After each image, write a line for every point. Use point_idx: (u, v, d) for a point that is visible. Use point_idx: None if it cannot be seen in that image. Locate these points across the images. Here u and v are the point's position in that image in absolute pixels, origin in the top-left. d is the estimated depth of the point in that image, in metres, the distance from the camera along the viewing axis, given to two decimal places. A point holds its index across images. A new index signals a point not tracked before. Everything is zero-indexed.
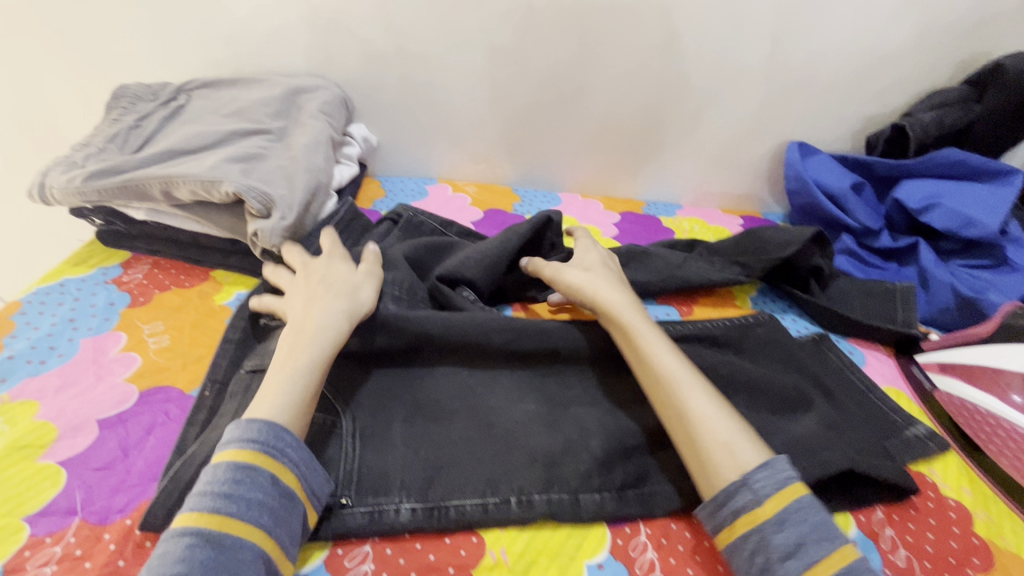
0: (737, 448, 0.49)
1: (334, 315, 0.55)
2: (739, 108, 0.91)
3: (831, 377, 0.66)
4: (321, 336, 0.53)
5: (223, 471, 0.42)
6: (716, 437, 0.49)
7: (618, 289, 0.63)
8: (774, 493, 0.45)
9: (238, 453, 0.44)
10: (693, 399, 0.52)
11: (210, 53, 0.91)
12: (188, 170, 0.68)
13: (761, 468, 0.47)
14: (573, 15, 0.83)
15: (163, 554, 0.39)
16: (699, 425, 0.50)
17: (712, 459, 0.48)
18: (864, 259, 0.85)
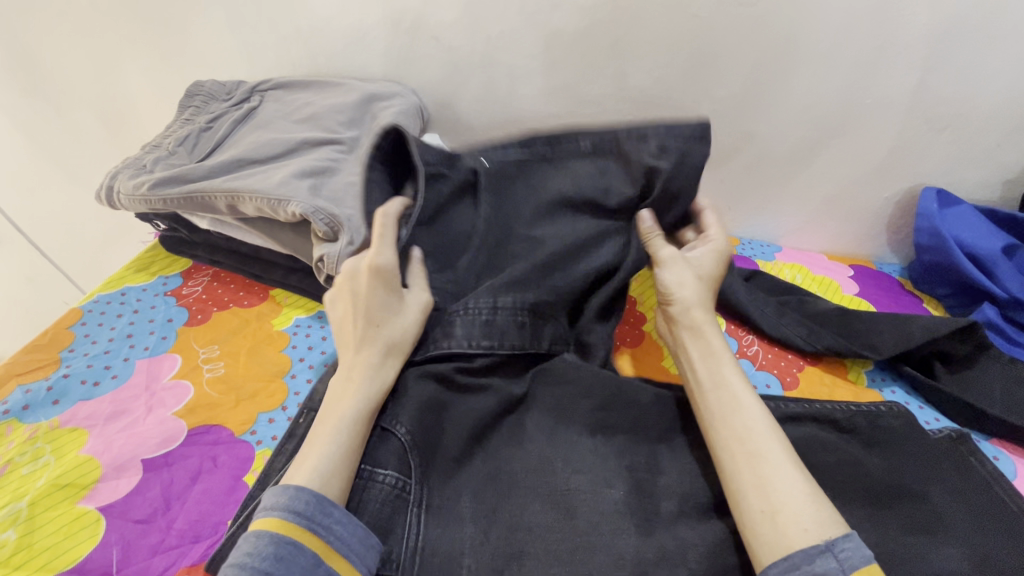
0: (815, 500, 0.41)
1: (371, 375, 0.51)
2: (866, 145, 0.79)
3: (976, 491, 0.54)
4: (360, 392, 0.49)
5: (267, 542, 0.39)
6: (794, 484, 0.41)
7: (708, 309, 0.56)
8: (863, 565, 0.37)
9: (284, 522, 0.40)
10: (772, 443, 0.44)
11: (286, 52, 0.87)
12: (257, 185, 0.64)
13: (846, 537, 0.38)
14: (685, 31, 0.72)
15: None
16: (773, 473, 0.42)
17: (780, 514, 0.40)
18: (1010, 335, 0.71)
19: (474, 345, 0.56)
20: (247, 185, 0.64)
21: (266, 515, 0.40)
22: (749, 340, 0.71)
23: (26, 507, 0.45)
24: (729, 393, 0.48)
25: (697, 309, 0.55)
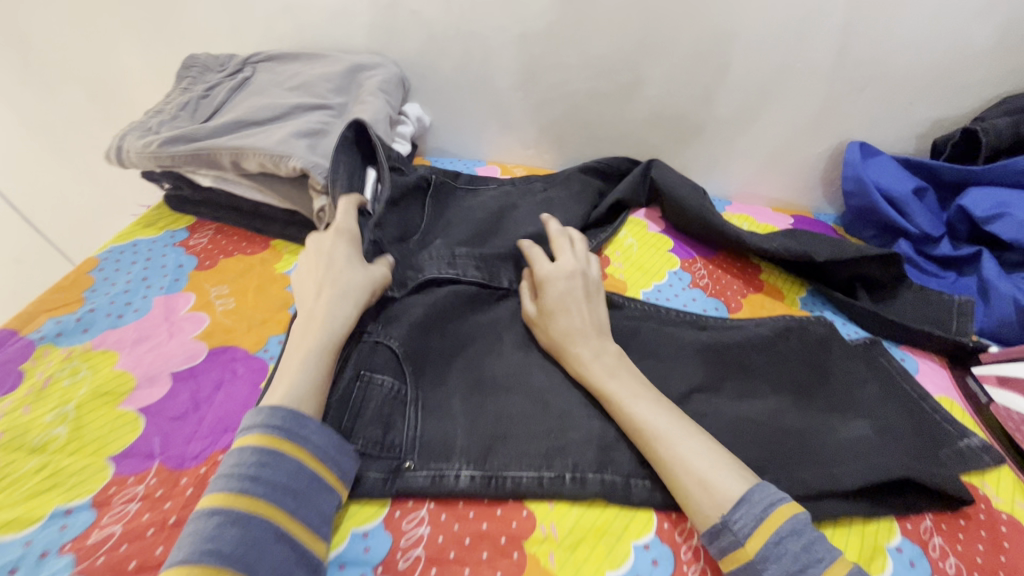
0: (713, 480, 0.47)
1: (343, 309, 0.56)
2: (799, 106, 0.89)
3: (884, 383, 0.65)
4: (331, 327, 0.54)
5: (250, 454, 0.43)
6: (691, 475, 0.47)
7: (582, 331, 0.59)
8: (755, 530, 0.43)
9: (264, 438, 0.44)
10: (664, 447, 0.50)
11: (274, 27, 0.93)
12: (258, 143, 0.71)
13: (737, 505, 0.45)
14: (636, 3, 0.82)
15: (194, 532, 0.39)
16: (680, 470, 0.48)
17: (694, 503, 0.47)
18: (921, 267, 0.83)
19: (442, 271, 0.68)
20: (250, 141, 0.71)
21: (247, 432, 0.44)
22: (701, 273, 0.80)
23: (73, 410, 0.52)
24: (626, 408, 0.53)
25: (572, 336, 0.59)
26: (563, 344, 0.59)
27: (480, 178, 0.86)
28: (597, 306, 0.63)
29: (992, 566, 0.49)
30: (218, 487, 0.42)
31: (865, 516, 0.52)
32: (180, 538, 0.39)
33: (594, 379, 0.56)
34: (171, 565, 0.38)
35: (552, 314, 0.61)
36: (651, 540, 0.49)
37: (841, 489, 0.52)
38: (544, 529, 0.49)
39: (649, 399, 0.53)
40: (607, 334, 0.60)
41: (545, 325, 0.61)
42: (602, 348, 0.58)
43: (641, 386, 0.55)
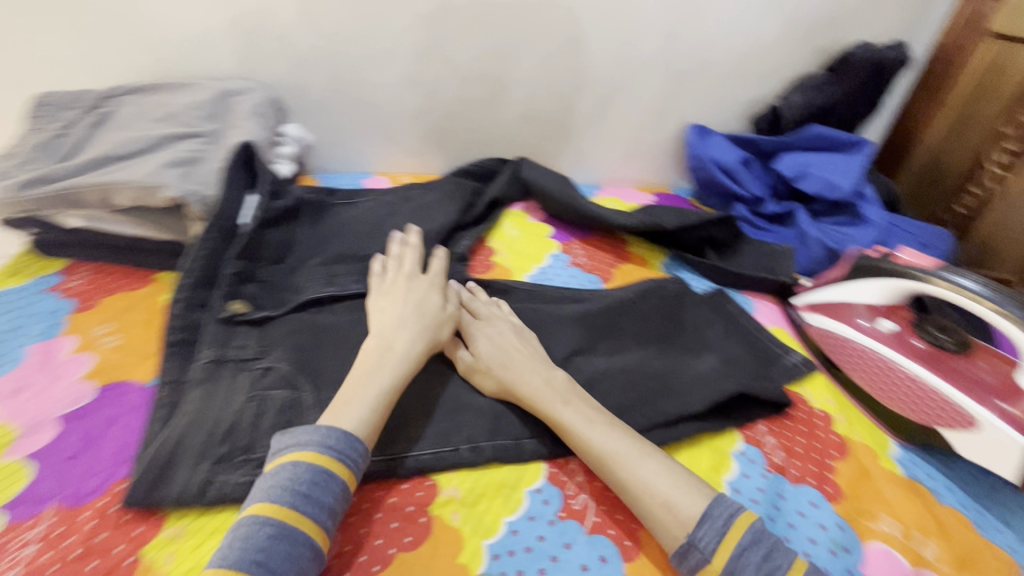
0: (675, 500, 0.51)
1: (414, 342, 0.60)
2: (643, 98, 1.03)
3: (728, 323, 0.77)
4: (405, 361, 0.58)
5: (300, 473, 0.47)
6: (654, 496, 0.52)
7: (529, 368, 0.61)
8: (718, 546, 0.48)
9: (313, 458, 0.48)
10: (625, 471, 0.54)
11: (130, 59, 0.90)
12: (126, 177, 0.70)
13: (699, 524, 0.49)
14: (489, 18, 0.91)
15: (243, 537, 0.43)
16: (643, 492, 0.52)
17: (661, 525, 0.51)
18: (757, 224, 1.03)
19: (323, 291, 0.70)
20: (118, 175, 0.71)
21: (303, 448, 0.48)
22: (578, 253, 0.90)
23: None
24: (585, 437, 0.56)
25: (517, 377, 0.61)
26: (513, 387, 0.60)
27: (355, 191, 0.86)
28: (531, 343, 0.65)
29: (810, 452, 0.63)
30: (272, 498, 0.45)
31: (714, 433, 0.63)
32: (229, 542, 0.43)
33: (550, 411, 0.58)
34: (217, 571, 0.41)
35: (493, 363, 0.62)
36: (543, 485, 0.57)
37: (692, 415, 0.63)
38: (446, 494, 0.55)
39: (604, 426, 0.56)
40: (552, 366, 0.62)
41: (486, 373, 0.62)
42: (552, 380, 0.60)
43: (597, 413, 0.58)
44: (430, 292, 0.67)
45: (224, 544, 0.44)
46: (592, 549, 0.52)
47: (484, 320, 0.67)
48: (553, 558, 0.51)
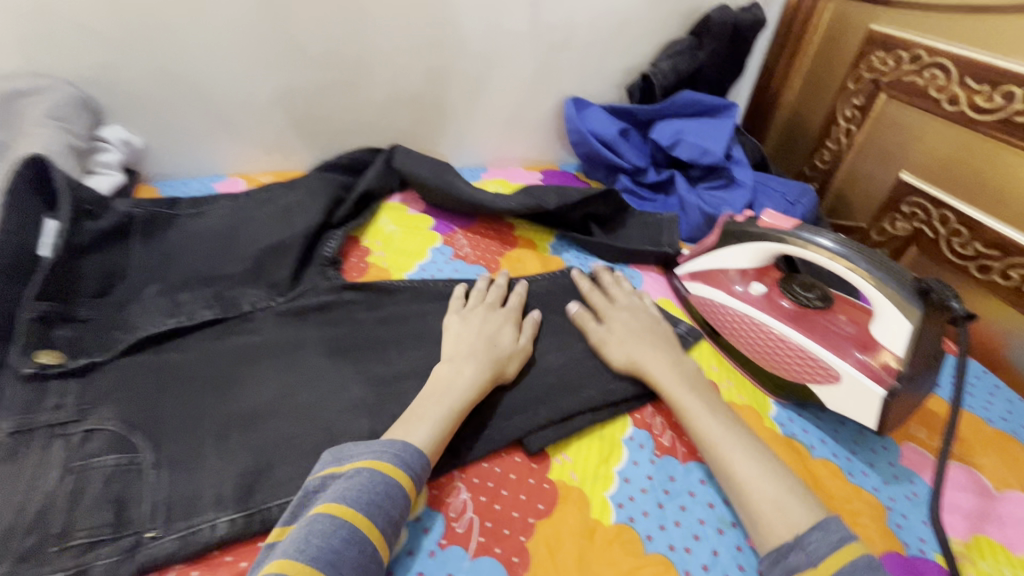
0: (788, 506, 0.42)
1: (665, 361, 0.54)
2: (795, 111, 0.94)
3: None
4: (660, 366, 0.54)
5: (411, 466, 0.41)
6: (766, 495, 0.43)
7: (657, 349, 0.56)
8: (829, 554, 0.38)
9: (418, 479, 0.41)
10: (735, 465, 0.45)
11: (217, 105, 0.81)
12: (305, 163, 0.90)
13: (811, 527, 0.40)
14: (634, 26, 0.90)
15: (385, 458, 0.41)
16: (747, 494, 0.44)
17: (763, 521, 0.42)
18: None
19: None
20: (305, 152, 0.89)
21: None
22: None
23: None
24: (694, 421, 0.49)
25: (647, 356, 0.55)
26: (638, 359, 0.54)
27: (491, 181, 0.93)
28: (671, 353, 0.56)
29: None
30: (388, 462, 0.41)
31: (819, 430, 0.55)
32: (362, 456, 0.41)
33: (670, 397, 0.51)
34: (330, 508, 0.37)
35: (618, 340, 0.57)
36: (634, 431, 0.53)
37: (776, 405, 0.58)
38: None
39: (727, 416, 0.49)
40: (677, 351, 0.57)
41: (618, 346, 0.56)
42: (681, 364, 0.55)
43: (717, 401, 0.51)
44: (637, 317, 0.60)
45: (363, 449, 0.41)
46: (654, 493, 0.48)
47: (620, 306, 0.62)
48: (619, 506, 0.46)
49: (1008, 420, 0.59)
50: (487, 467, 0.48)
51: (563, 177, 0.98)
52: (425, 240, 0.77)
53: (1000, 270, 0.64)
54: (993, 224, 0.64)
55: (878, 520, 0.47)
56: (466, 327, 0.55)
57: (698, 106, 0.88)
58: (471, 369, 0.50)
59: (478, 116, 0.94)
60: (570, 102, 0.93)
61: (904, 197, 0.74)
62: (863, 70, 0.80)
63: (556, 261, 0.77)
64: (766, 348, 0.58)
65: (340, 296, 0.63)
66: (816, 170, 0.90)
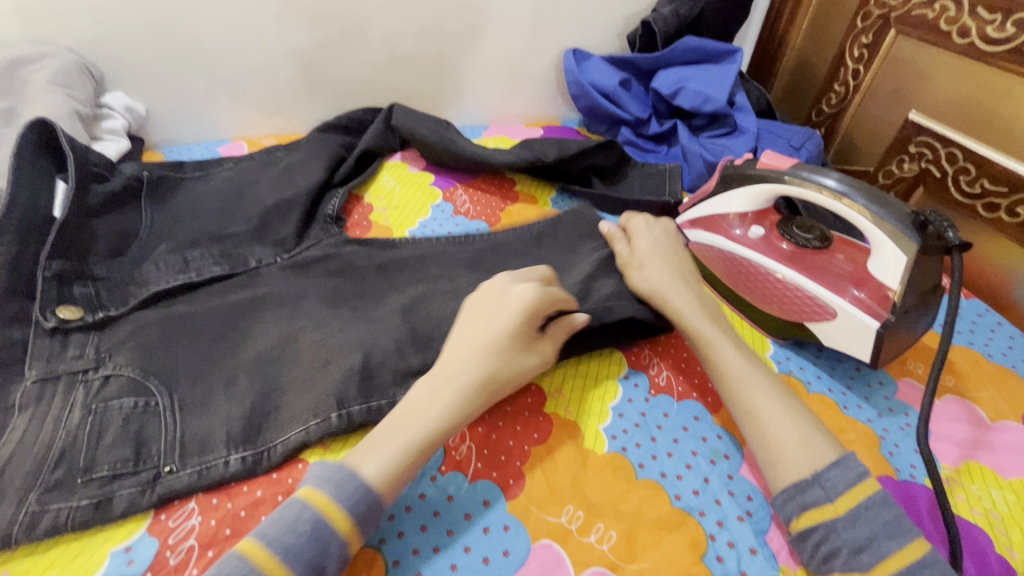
0: (808, 441, 0.42)
1: (687, 292, 0.54)
2: (803, 53, 0.91)
3: None
4: (680, 296, 0.53)
5: (348, 505, 0.37)
6: (787, 429, 0.43)
7: (677, 281, 0.55)
8: (847, 490, 0.39)
9: (357, 518, 0.37)
10: (761, 400, 0.45)
11: (215, 65, 0.81)
12: (307, 122, 0.91)
13: (833, 464, 0.41)
14: None
15: (322, 488, 0.37)
16: (768, 425, 0.44)
17: (780, 455, 0.42)
18: None
19: None
20: (306, 114, 0.90)
21: None
22: None
23: None
24: (720, 354, 0.48)
25: (668, 285, 0.54)
26: (656, 291, 0.54)
27: (493, 139, 0.93)
28: (694, 287, 0.55)
29: None
30: (326, 496, 0.37)
31: (814, 367, 0.56)
32: (298, 491, 0.37)
33: (694, 328, 0.51)
34: (251, 544, 0.35)
35: (647, 263, 0.57)
36: (629, 372, 0.54)
37: (774, 344, 0.59)
38: None
39: (748, 354, 0.49)
40: (704, 291, 0.56)
41: (642, 274, 0.56)
42: (704, 300, 0.54)
43: (742, 340, 0.51)
44: (662, 248, 0.59)
45: (303, 478, 0.38)
46: (647, 427, 0.50)
47: (658, 224, 0.62)
48: (613, 437, 0.49)
49: (1009, 355, 0.59)
50: None
51: (565, 131, 0.97)
52: (426, 197, 0.78)
53: (1006, 207, 0.63)
54: (1001, 159, 0.62)
55: (870, 447, 0.49)
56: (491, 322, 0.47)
57: (703, 54, 0.87)
58: (456, 388, 0.44)
59: (477, 72, 0.93)
60: (570, 53, 0.91)
61: (912, 137, 0.73)
62: (872, 7, 0.77)
63: (556, 214, 0.77)
64: (766, 291, 0.58)
65: (342, 250, 0.65)
66: (823, 115, 0.88)
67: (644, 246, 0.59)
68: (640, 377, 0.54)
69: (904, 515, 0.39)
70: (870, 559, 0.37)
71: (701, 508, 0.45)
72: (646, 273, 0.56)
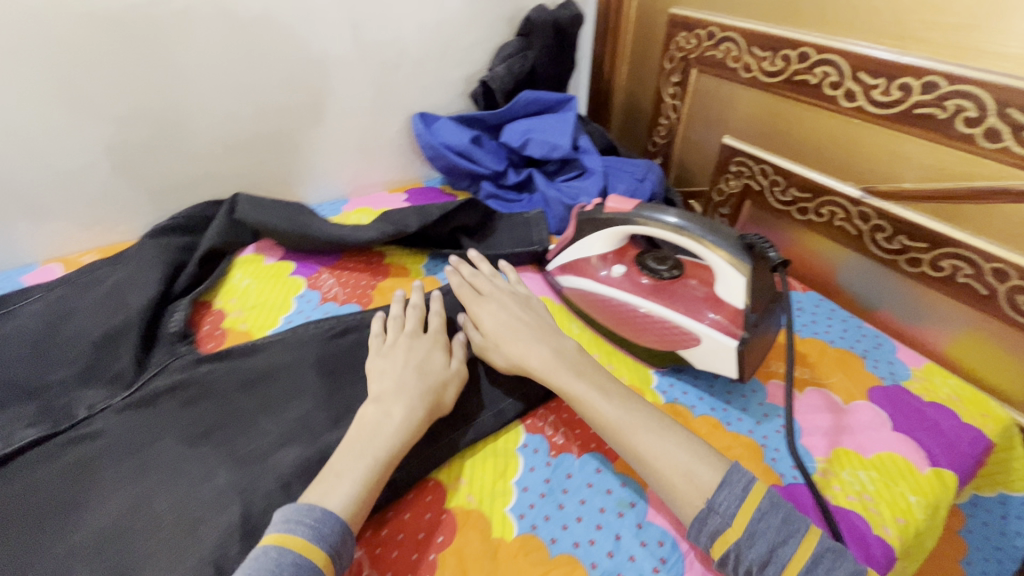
0: (695, 469, 0.44)
1: (539, 350, 0.53)
2: (629, 92, 1.00)
3: None
4: (534, 360, 0.53)
5: (326, 540, 0.39)
6: (672, 466, 0.44)
7: (534, 338, 0.55)
8: (739, 509, 0.41)
9: (334, 554, 0.39)
10: (640, 441, 0.46)
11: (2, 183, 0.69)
12: (136, 227, 0.81)
13: (720, 487, 0.42)
14: (459, 36, 0.91)
15: (287, 528, 0.39)
16: (655, 465, 0.45)
17: (676, 493, 0.43)
18: None
19: None
20: (132, 219, 0.80)
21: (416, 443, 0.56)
22: None
23: None
24: (588, 407, 0.49)
25: (525, 348, 0.54)
26: (516, 355, 0.54)
27: (356, 212, 0.89)
28: (547, 336, 0.55)
29: None
30: (300, 537, 0.38)
31: (696, 388, 0.59)
32: (263, 544, 0.38)
33: (559, 387, 0.51)
34: None
35: (500, 338, 0.55)
36: (527, 438, 0.53)
37: (658, 374, 0.61)
38: None
39: (618, 395, 0.50)
40: (560, 337, 0.56)
41: (498, 349, 0.55)
42: (561, 349, 0.54)
43: (608, 381, 0.51)
44: (503, 309, 0.58)
45: (270, 527, 0.40)
46: (553, 494, 0.48)
47: (490, 299, 0.60)
48: (520, 516, 0.46)
49: (845, 337, 0.67)
50: (380, 516, 0.46)
51: (430, 192, 0.96)
52: (287, 289, 0.72)
53: (814, 209, 0.72)
54: (800, 170, 0.72)
55: (755, 459, 0.52)
56: (391, 360, 0.52)
57: (542, 104, 0.91)
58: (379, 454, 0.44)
59: (324, 148, 0.89)
60: (418, 119, 0.91)
61: (730, 158, 0.82)
62: (673, 51, 0.86)
63: (431, 281, 0.75)
64: (638, 326, 0.61)
65: (192, 373, 0.57)
66: (657, 146, 0.97)
67: (487, 311, 0.58)
68: (539, 440, 0.53)
69: (792, 515, 0.42)
70: (776, 570, 0.39)
71: (617, 570, 0.43)
72: (499, 342, 0.55)
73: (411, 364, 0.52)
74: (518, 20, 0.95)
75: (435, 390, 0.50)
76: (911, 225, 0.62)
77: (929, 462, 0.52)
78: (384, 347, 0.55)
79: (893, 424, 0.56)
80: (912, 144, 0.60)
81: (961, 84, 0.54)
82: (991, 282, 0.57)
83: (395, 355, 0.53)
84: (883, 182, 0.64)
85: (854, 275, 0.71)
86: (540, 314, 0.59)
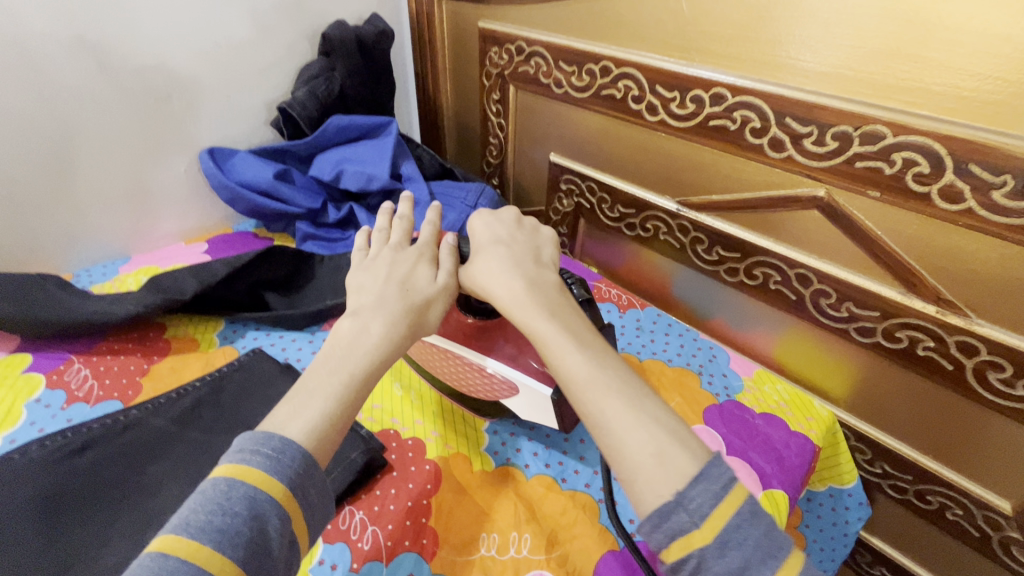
0: (668, 453, 0.33)
1: (505, 281, 0.43)
2: (456, 113, 0.94)
3: None
4: (505, 297, 0.43)
5: (286, 475, 0.32)
6: (643, 443, 0.33)
7: (510, 265, 0.45)
8: (714, 510, 0.31)
9: (298, 489, 0.32)
10: (607, 402, 0.35)
11: None
12: None
13: (695, 479, 0.32)
14: (248, 59, 0.78)
15: (250, 450, 0.33)
16: (621, 433, 0.34)
17: (638, 479, 0.33)
18: None
19: None
20: None
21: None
22: None
23: None
24: (553, 353, 0.39)
25: (491, 279, 0.44)
26: (478, 284, 0.45)
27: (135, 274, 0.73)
28: (526, 266, 0.45)
29: None
30: (259, 470, 0.32)
31: (530, 443, 0.53)
32: (227, 460, 0.32)
33: (524, 324, 0.41)
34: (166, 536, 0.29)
35: (477, 259, 0.47)
36: (324, 551, 0.43)
37: (489, 432, 0.55)
38: None
39: (595, 347, 0.39)
40: (542, 268, 0.45)
41: (469, 276, 0.46)
42: (538, 282, 0.44)
43: (586, 329, 0.41)
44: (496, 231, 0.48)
45: (237, 442, 0.33)
46: None
47: (484, 218, 0.50)
48: None
49: (682, 353, 0.65)
50: None
51: (237, 238, 0.82)
52: (15, 393, 0.55)
53: (640, 223, 0.70)
54: (621, 185, 0.70)
55: (589, 520, 0.47)
56: (372, 272, 0.45)
57: (357, 130, 0.82)
58: None
59: (82, 200, 0.72)
60: (207, 156, 0.78)
61: (559, 176, 0.79)
62: (489, 67, 0.82)
63: (225, 353, 0.62)
64: (459, 381, 0.53)
65: None
66: (492, 166, 0.92)
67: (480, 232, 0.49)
68: (339, 550, 0.43)
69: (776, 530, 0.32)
70: None
71: None
72: (472, 267, 0.46)
73: (393, 278, 0.44)
74: (320, 38, 0.84)
75: (417, 307, 0.43)
76: (723, 235, 0.61)
77: (763, 485, 0.51)
78: (366, 260, 0.48)
79: (728, 447, 0.54)
80: (713, 156, 0.59)
81: (745, 95, 0.53)
82: (797, 287, 0.58)
83: (376, 268, 0.46)
84: (694, 193, 0.63)
85: (684, 285, 0.70)
86: (534, 241, 0.48)
